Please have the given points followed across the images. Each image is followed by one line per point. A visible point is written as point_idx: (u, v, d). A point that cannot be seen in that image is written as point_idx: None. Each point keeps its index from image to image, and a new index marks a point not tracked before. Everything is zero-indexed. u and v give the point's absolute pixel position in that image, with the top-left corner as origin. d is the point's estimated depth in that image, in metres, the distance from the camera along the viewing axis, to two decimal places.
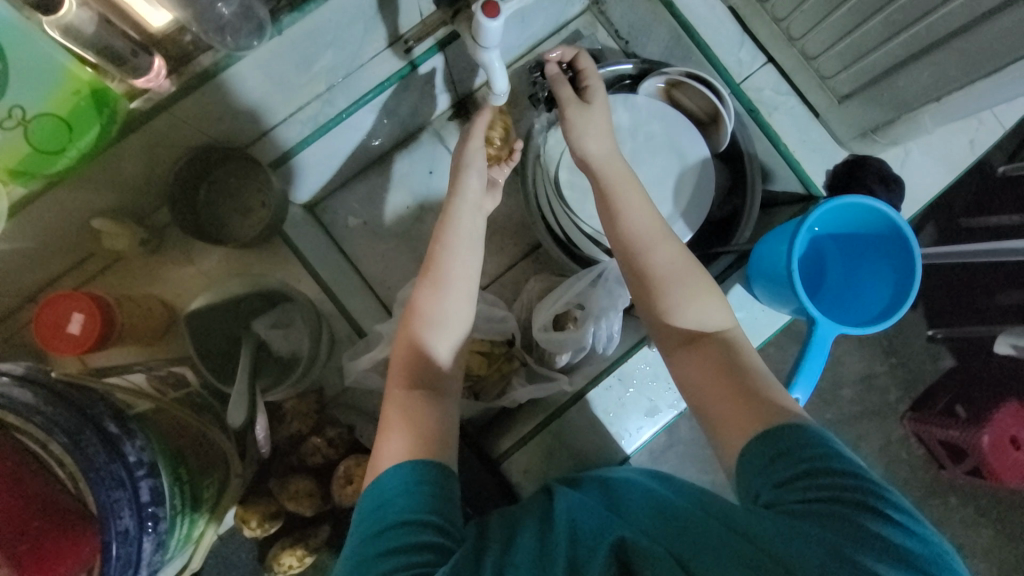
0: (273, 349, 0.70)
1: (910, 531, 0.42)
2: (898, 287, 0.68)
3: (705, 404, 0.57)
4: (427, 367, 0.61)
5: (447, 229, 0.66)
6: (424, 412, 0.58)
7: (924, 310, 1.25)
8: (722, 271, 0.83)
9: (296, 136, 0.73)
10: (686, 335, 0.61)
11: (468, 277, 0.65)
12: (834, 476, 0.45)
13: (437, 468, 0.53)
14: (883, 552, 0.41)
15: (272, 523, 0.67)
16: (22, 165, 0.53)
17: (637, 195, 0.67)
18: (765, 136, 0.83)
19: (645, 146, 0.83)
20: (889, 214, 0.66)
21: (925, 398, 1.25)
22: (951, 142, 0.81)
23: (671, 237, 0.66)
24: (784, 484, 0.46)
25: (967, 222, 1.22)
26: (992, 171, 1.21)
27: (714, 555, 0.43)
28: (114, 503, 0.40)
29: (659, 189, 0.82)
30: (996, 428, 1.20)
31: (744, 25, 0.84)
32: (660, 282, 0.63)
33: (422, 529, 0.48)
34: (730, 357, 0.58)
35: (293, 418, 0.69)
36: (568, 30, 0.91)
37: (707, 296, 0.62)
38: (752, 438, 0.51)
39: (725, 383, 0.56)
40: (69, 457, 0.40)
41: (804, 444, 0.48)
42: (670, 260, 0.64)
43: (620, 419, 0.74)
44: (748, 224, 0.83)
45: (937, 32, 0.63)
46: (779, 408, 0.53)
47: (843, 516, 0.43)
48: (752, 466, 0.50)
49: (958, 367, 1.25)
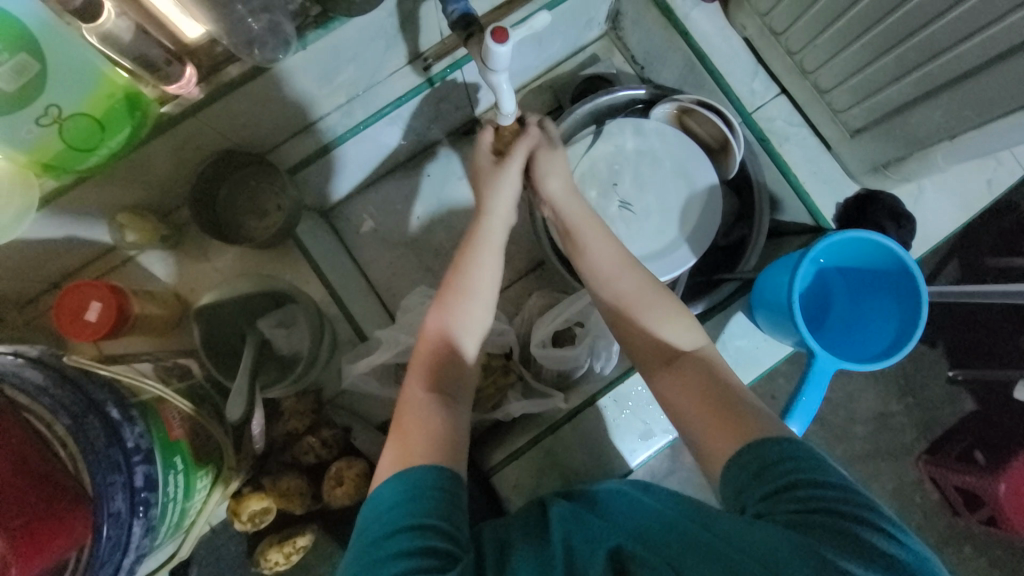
0: (276, 348, 0.71)
1: (900, 541, 0.43)
2: (903, 322, 0.67)
3: (686, 416, 0.58)
4: (448, 368, 0.63)
5: (477, 241, 0.68)
6: (435, 417, 0.59)
7: (945, 350, 1.23)
8: (726, 297, 0.82)
9: (331, 134, 0.76)
10: (665, 355, 0.63)
11: (490, 285, 0.66)
12: (823, 489, 0.46)
13: (449, 476, 0.54)
14: (874, 560, 0.41)
15: (263, 519, 0.66)
16: (54, 160, 0.56)
17: (601, 233, 0.69)
18: (776, 166, 0.83)
19: (656, 168, 0.85)
20: (895, 251, 0.65)
21: (942, 440, 1.22)
22: (968, 182, 0.81)
23: (638, 266, 0.68)
24: (771, 496, 0.47)
25: (992, 263, 1.20)
26: (1019, 211, 1.20)
27: (702, 561, 0.44)
28: (109, 486, 0.42)
29: (665, 213, 0.83)
30: (1014, 478, 1.15)
31: (759, 56, 0.84)
32: (626, 307, 0.65)
33: (429, 536, 0.49)
34: (709, 375, 0.59)
35: (291, 416, 0.70)
36: (585, 53, 0.95)
37: (678, 318, 0.64)
38: (738, 449, 0.52)
39: (703, 399, 0.57)
40: (71, 438, 0.42)
41: (786, 455, 0.49)
42: (635, 287, 0.66)
43: (613, 440, 0.75)
44: (755, 252, 0.82)
45: (950, 72, 0.62)
46: (762, 422, 0.53)
47: (834, 526, 0.43)
48: (738, 477, 0.50)
49: (979, 412, 1.21)
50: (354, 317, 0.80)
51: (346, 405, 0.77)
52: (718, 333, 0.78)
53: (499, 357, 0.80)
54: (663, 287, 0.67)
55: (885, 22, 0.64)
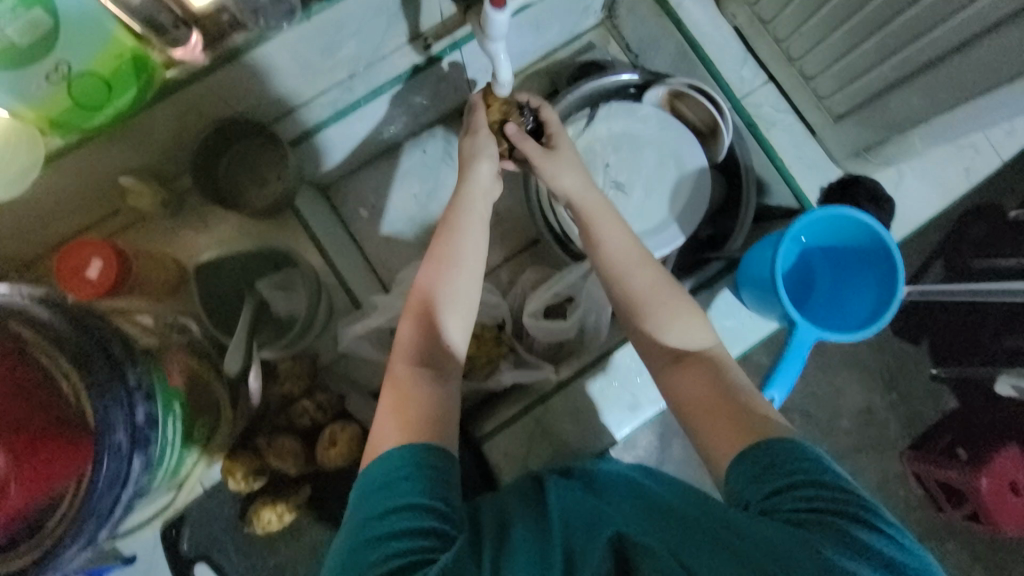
0: (273, 310, 0.73)
1: (894, 540, 0.47)
2: (881, 297, 0.70)
3: (692, 415, 0.62)
4: (436, 346, 0.64)
5: (457, 214, 0.70)
6: (424, 391, 0.61)
7: (930, 348, 1.27)
8: (713, 276, 0.84)
9: (317, 117, 0.78)
10: (673, 355, 0.66)
11: (478, 258, 0.68)
12: (823, 489, 0.50)
13: (438, 451, 0.56)
14: (867, 556, 0.44)
15: (257, 479, 0.68)
16: (63, 117, 0.58)
17: (612, 223, 0.71)
18: (762, 151, 0.86)
19: (648, 149, 0.87)
20: (873, 227, 0.68)
21: (926, 436, 1.24)
22: (946, 169, 0.84)
23: (649, 260, 0.69)
24: (776, 492, 0.51)
25: (978, 264, 1.25)
26: (1004, 214, 1.25)
27: (701, 547, 0.46)
28: (110, 418, 0.43)
29: (655, 193, 0.86)
30: (995, 471, 1.21)
31: (748, 44, 0.87)
32: (641, 303, 0.67)
33: (424, 515, 0.51)
34: (717, 374, 0.63)
35: (287, 379, 0.71)
36: (580, 42, 0.97)
37: (690, 318, 0.67)
38: (742, 451, 0.55)
39: (710, 398, 0.61)
40: (74, 371, 0.44)
41: (790, 457, 0.53)
42: (647, 285, 0.68)
43: (603, 412, 0.77)
44: (741, 232, 0.84)
45: (927, 55, 0.65)
46: (766, 423, 0.57)
47: (831, 523, 0.47)
48: (743, 474, 0.54)
49: (959, 409, 1.25)
50: (350, 287, 0.82)
51: (341, 372, 0.78)
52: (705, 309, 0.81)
53: (493, 328, 0.81)
54: (673, 282, 0.69)
55: (867, 8, 0.67)
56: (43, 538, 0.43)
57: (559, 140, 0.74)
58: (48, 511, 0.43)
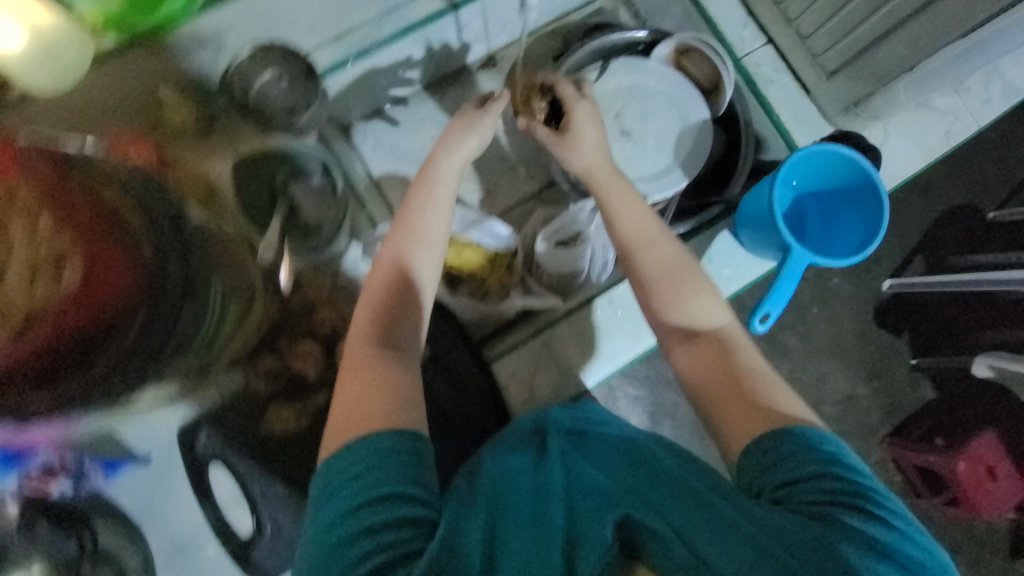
0: (303, 216, 0.75)
1: (891, 526, 0.52)
2: (868, 229, 0.76)
3: (708, 395, 0.66)
4: (394, 325, 0.66)
5: (424, 182, 0.73)
6: (390, 368, 0.63)
7: (911, 340, 1.37)
8: (711, 219, 0.89)
9: (327, 61, 0.82)
10: (683, 332, 0.71)
11: (442, 228, 0.72)
12: (830, 481, 0.54)
13: (417, 437, 0.57)
14: (863, 542, 0.50)
15: (278, 378, 0.74)
16: (115, 17, 0.65)
17: (630, 198, 0.76)
18: (761, 106, 0.93)
19: (655, 102, 0.93)
20: (862, 164, 0.74)
21: (905, 425, 1.36)
22: (927, 132, 0.91)
23: (664, 240, 0.75)
24: (789, 483, 0.55)
25: (956, 259, 1.37)
26: (983, 216, 1.37)
27: (702, 519, 0.51)
28: (163, 265, 0.51)
29: (661, 141, 0.91)
30: (971, 457, 1.35)
31: (749, 8, 0.94)
32: (653, 280, 0.73)
33: (405, 506, 0.52)
34: (727, 351, 0.68)
35: (308, 287, 0.76)
36: (592, 5, 1.03)
37: (698, 295, 0.72)
38: (758, 437, 0.59)
39: (724, 375, 0.66)
40: (132, 220, 0.51)
41: (804, 449, 0.57)
42: (661, 262, 0.73)
43: (605, 338, 0.82)
44: (739, 180, 0.91)
45: (911, 4, 0.72)
46: (779, 412, 0.61)
47: (833, 514, 0.52)
48: (758, 461, 0.58)
49: (938, 399, 1.37)
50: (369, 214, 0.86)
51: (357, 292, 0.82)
52: (704, 249, 0.87)
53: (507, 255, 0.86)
54: (687, 259, 0.75)
55: None
56: (98, 365, 0.49)
57: (575, 116, 0.81)
58: (98, 346, 0.49)
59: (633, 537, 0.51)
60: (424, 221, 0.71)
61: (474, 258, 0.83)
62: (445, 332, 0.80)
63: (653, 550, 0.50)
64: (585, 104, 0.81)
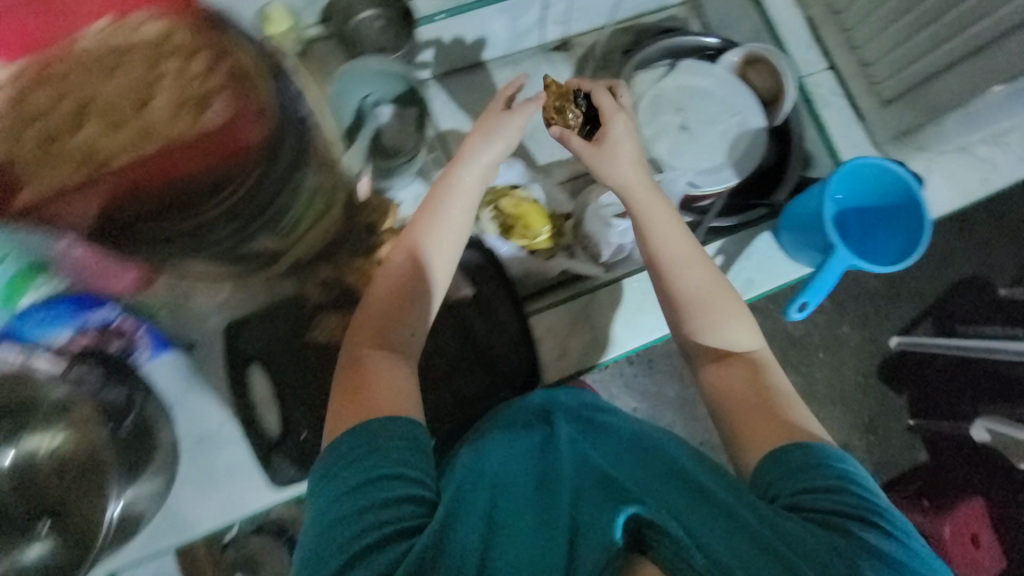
0: (383, 141, 0.83)
1: (905, 545, 0.53)
2: (904, 245, 0.80)
3: (731, 405, 0.67)
4: (391, 330, 0.68)
5: (441, 186, 0.73)
6: (387, 370, 0.65)
7: (909, 401, 1.47)
8: (753, 220, 0.93)
9: (426, 10, 0.88)
10: (718, 352, 0.72)
11: (454, 227, 0.72)
12: (841, 494, 0.55)
13: (404, 421, 0.60)
14: (879, 556, 0.50)
15: (327, 291, 0.78)
16: None
17: (668, 219, 0.75)
18: (814, 124, 0.98)
19: (716, 105, 0.98)
20: (908, 183, 0.78)
21: (895, 481, 1.45)
22: (967, 176, 0.94)
23: (703, 260, 0.76)
24: (804, 491, 0.56)
25: (963, 329, 1.46)
26: (994, 291, 1.47)
27: (702, 517, 0.51)
28: (281, 140, 0.51)
29: (719, 141, 0.96)
30: (958, 523, 1.37)
31: (816, 33, 1.00)
32: (688, 303, 0.73)
33: (397, 485, 0.55)
34: (758, 373, 0.69)
35: (375, 210, 0.80)
36: (665, 12, 1.10)
37: (733, 317, 0.73)
38: (776, 448, 0.61)
39: (752, 393, 0.67)
40: (265, 90, 0.50)
41: (817, 462, 0.58)
42: (697, 284, 0.73)
43: (637, 315, 0.84)
44: (785, 189, 0.94)
45: (976, 42, 0.81)
46: (797, 429, 0.63)
47: (847, 525, 0.53)
48: (774, 469, 0.59)
49: (928, 461, 1.46)
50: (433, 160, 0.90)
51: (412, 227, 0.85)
52: (744, 246, 0.90)
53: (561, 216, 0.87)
54: (722, 282, 0.75)
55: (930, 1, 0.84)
56: (224, 204, 0.48)
57: (612, 128, 0.78)
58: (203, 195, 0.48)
59: (645, 531, 0.50)
60: (450, 217, 0.71)
61: (531, 211, 0.86)
62: (489, 276, 0.82)
63: (663, 543, 0.48)
64: (620, 116, 0.78)
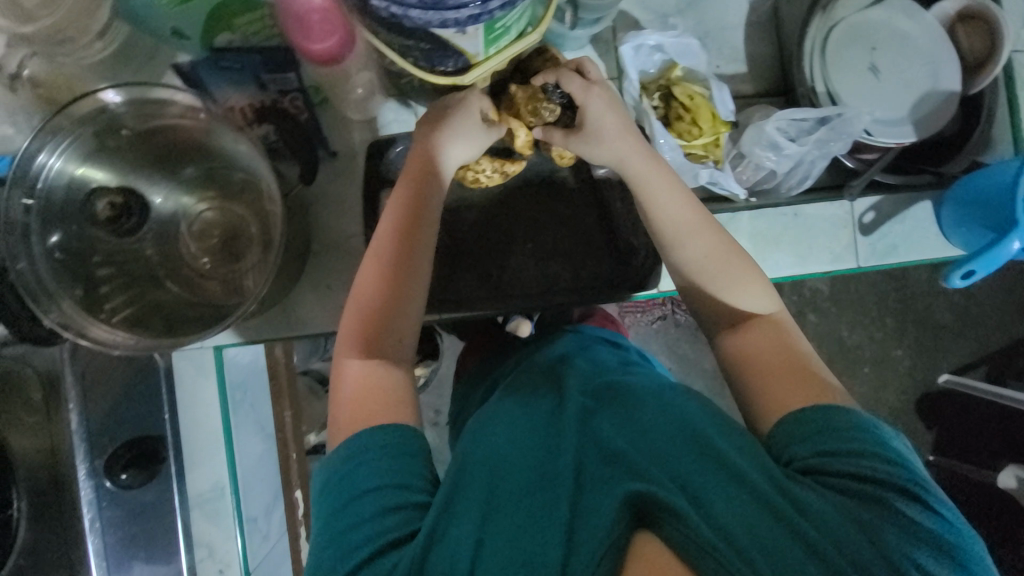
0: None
1: (938, 516, 0.48)
2: None
3: (758, 371, 0.59)
4: (374, 331, 0.60)
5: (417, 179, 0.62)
6: (376, 378, 0.59)
7: (935, 436, 1.40)
8: (914, 184, 0.88)
9: None
10: (732, 319, 0.64)
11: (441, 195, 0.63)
12: (869, 458, 0.50)
13: (396, 429, 0.54)
14: (913, 532, 0.46)
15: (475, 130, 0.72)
16: None
17: (665, 185, 0.63)
18: (1010, 106, 0.90)
19: (913, 55, 0.87)
20: None
21: None
22: None
23: (709, 221, 0.64)
24: (825, 453, 0.50)
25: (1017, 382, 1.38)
26: None
27: (722, 495, 0.46)
28: None
29: (904, 94, 0.86)
30: None
31: None
32: (693, 273, 0.64)
33: (387, 495, 0.50)
34: (781, 335, 0.61)
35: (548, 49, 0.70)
36: None
37: (751, 282, 0.64)
38: (791, 412, 0.54)
39: (777, 357, 0.59)
40: None
41: (847, 426, 0.52)
42: (705, 252, 0.63)
43: (770, 249, 0.88)
44: (962, 160, 0.88)
45: None
46: (824, 389, 0.56)
47: (879, 498, 0.47)
48: (795, 428, 0.53)
49: None
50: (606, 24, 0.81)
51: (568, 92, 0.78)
52: (898, 210, 0.89)
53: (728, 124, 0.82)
54: (734, 245, 0.64)
55: None
56: None
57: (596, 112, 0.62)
58: None
59: (652, 508, 0.45)
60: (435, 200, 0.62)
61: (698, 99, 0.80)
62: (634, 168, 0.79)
63: (673, 523, 0.44)
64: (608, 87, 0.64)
